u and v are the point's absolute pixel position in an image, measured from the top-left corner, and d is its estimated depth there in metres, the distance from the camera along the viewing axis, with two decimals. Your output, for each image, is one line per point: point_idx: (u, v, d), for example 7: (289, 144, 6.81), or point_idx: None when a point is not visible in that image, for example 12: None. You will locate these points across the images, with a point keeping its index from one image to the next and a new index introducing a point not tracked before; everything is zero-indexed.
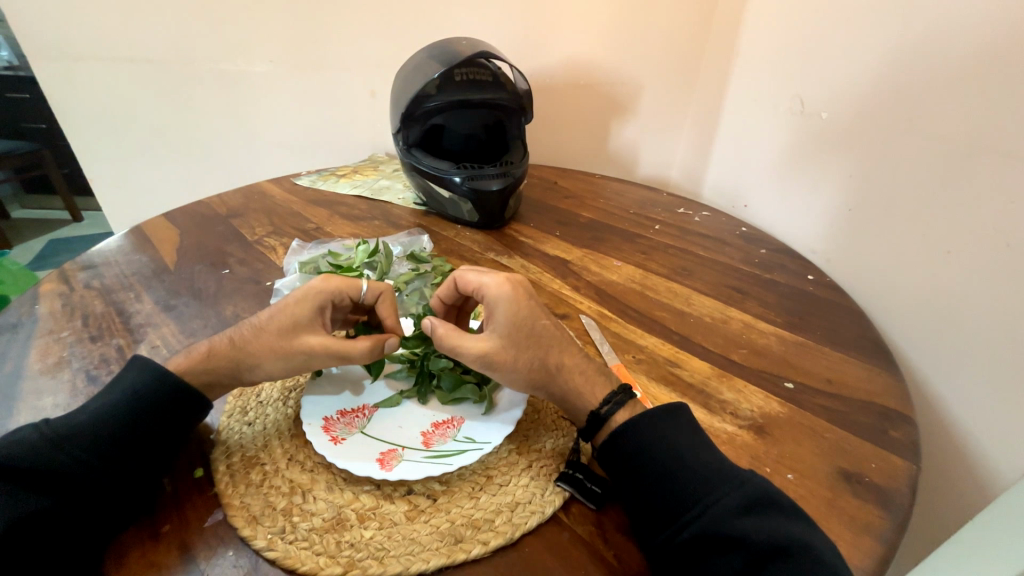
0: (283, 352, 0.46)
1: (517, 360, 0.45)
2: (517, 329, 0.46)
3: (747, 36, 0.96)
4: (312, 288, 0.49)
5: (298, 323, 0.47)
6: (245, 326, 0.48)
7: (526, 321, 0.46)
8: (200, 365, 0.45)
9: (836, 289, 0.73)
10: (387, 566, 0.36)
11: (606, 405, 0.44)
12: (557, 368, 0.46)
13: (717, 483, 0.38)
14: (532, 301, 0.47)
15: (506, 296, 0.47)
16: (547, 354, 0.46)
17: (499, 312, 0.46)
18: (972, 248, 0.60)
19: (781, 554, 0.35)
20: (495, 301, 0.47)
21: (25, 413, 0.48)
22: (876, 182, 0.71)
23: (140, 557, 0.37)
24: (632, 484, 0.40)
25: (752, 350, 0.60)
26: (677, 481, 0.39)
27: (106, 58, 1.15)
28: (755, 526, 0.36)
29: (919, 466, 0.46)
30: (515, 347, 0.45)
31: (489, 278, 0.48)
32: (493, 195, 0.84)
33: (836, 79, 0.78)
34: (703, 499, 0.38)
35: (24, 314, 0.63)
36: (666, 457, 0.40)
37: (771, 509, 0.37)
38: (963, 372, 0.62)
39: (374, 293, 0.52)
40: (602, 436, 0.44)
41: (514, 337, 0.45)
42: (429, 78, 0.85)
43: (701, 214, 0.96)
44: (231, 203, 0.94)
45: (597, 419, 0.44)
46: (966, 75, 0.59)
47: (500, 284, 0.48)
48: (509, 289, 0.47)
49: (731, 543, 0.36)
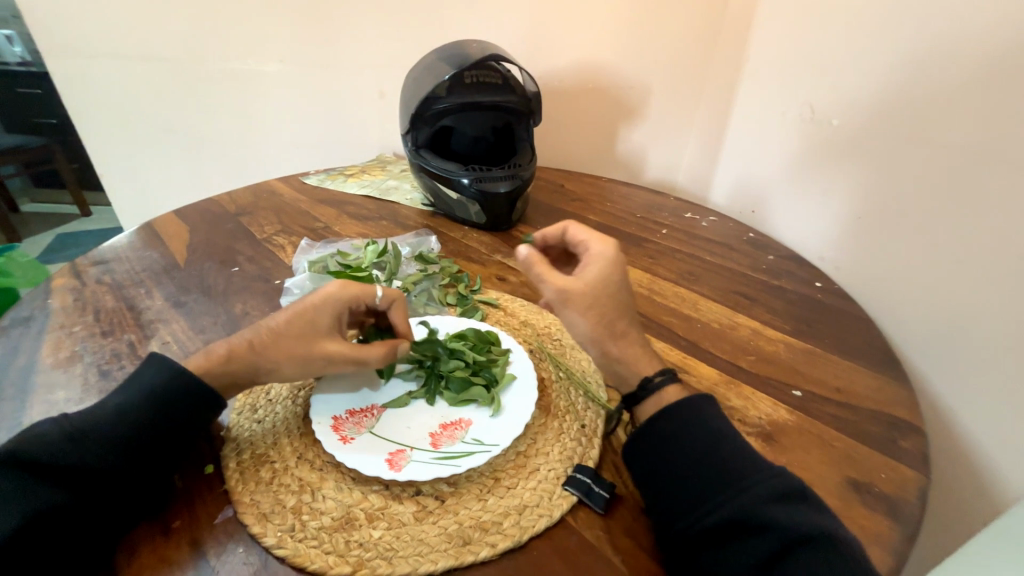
0: (301, 357, 0.46)
1: (593, 307, 0.45)
2: (605, 284, 0.46)
3: (757, 43, 0.96)
4: (328, 293, 0.49)
5: (315, 329, 0.47)
6: (262, 328, 0.48)
7: (615, 282, 0.47)
8: (220, 367, 0.45)
9: (845, 297, 0.73)
10: (396, 567, 0.36)
11: (659, 375, 0.45)
12: (619, 333, 0.46)
13: (750, 471, 0.38)
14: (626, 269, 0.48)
15: (609, 257, 0.48)
16: (617, 318, 0.46)
17: (596, 266, 0.47)
18: (983, 257, 0.60)
19: (809, 544, 0.35)
20: (596, 256, 0.48)
21: (38, 406, 0.49)
22: (886, 190, 0.71)
23: (151, 552, 0.38)
24: (662, 469, 0.40)
25: (760, 356, 0.60)
26: (709, 467, 0.39)
27: (119, 55, 1.16)
28: (786, 515, 0.36)
29: (928, 476, 0.46)
30: (596, 297, 0.45)
31: (596, 236, 0.50)
32: (502, 197, 0.84)
33: (846, 87, 0.78)
34: (735, 485, 0.38)
35: (36, 308, 0.63)
36: (700, 442, 0.40)
37: (800, 501, 0.37)
38: (973, 382, 0.62)
39: (387, 300, 0.52)
40: (647, 407, 0.44)
41: (600, 290, 0.46)
42: (439, 80, 0.85)
43: (709, 220, 0.95)
44: (240, 201, 0.95)
45: (646, 388, 0.44)
46: (980, 83, 0.59)
47: (606, 245, 0.49)
48: (610, 251, 0.49)
49: (760, 529, 0.36)
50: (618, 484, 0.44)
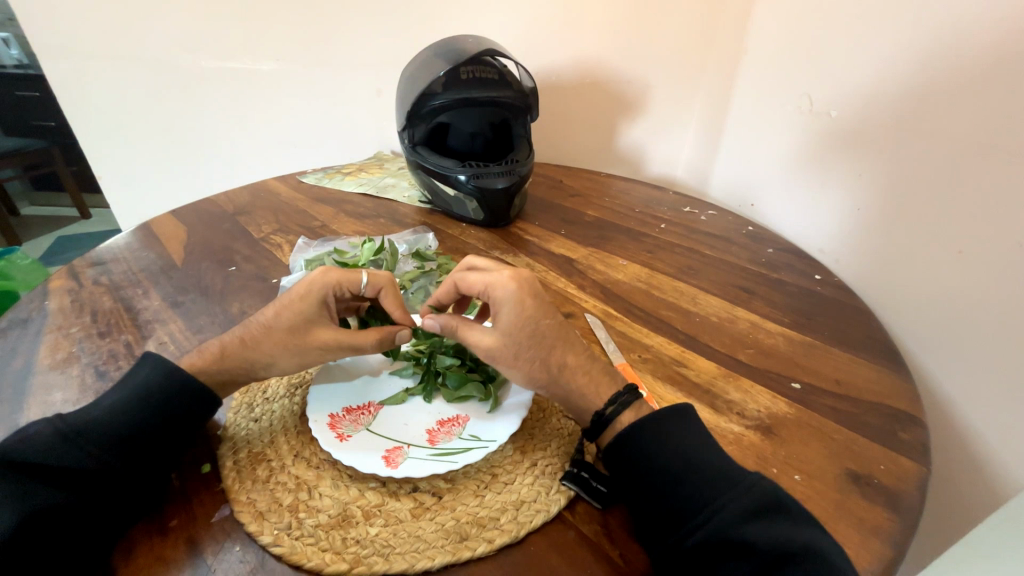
0: (295, 348, 0.47)
1: (517, 358, 0.45)
2: (520, 328, 0.45)
3: (755, 34, 0.95)
4: (313, 283, 0.48)
5: (305, 319, 0.47)
6: (253, 324, 0.48)
7: (529, 323, 0.46)
8: (213, 365, 0.46)
9: (845, 289, 0.72)
10: (392, 563, 0.36)
11: (611, 406, 0.44)
12: (559, 368, 0.45)
13: (725, 487, 0.38)
14: (537, 300, 0.46)
15: (511, 297, 0.46)
16: (550, 355, 0.45)
17: (504, 314, 0.46)
18: (982, 249, 0.60)
19: (786, 561, 0.34)
20: (499, 300, 0.46)
21: (35, 408, 0.49)
22: (886, 181, 0.71)
23: (149, 551, 0.38)
24: (639, 488, 0.40)
25: (758, 349, 0.60)
26: (683, 485, 0.39)
27: (114, 57, 1.16)
28: (762, 532, 0.36)
29: (928, 468, 0.45)
30: (516, 348, 0.45)
31: (494, 275, 0.48)
32: (499, 193, 0.84)
33: (844, 77, 0.77)
34: (710, 504, 0.37)
35: (33, 309, 0.63)
36: (672, 460, 0.40)
37: (776, 515, 0.37)
38: (973, 373, 0.62)
39: (375, 287, 0.51)
40: (607, 437, 0.44)
41: (516, 337, 0.45)
42: (435, 76, 0.85)
43: (708, 213, 0.95)
44: (237, 201, 0.95)
45: (600, 422, 0.44)
46: (979, 75, 0.59)
47: (507, 283, 0.47)
48: (512, 288, 0.46)
49: (737, 549, 0.35)
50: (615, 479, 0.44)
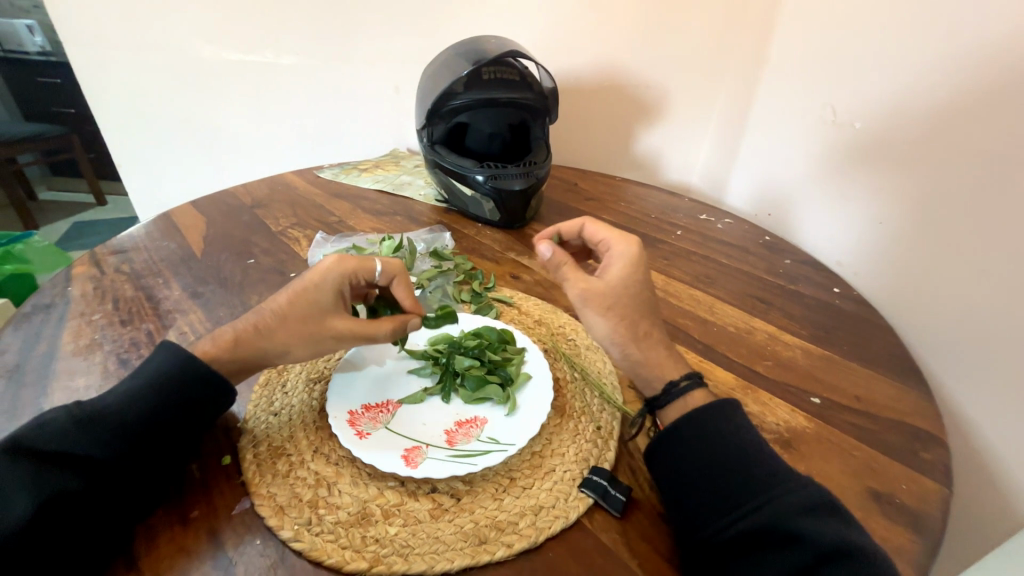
0: (310, 337, 0.47)
1: (615, 308, 0.45)
2: (626, 285, 0.46)
3: (777, 43, 0.95)
4: (327, 271, 0.48)
5: (320, 308, 0.47)
6: (266, 311, 0.48)
7: (637, 283, 0.47)
8: (227, 353, 0.46)
9: (864, 303, 0.72)
10: (412, 564, 0.36)
11: (683, 381, 0.45)
12: (643, 334, 0.46)
13: (778, 481, 0.38)
14: (648, 268, 0.48)
15: (631, 257, 0.48)
16: (638, 320, 0.46)
17: (617, 268, 0.47)
18: (1008, 268, 0.59)
19: (839, 557, 0.34)
20: (616, 255, 0.48)
21: (58, 393, 0.49)
22: (911, 195, 0.70)
23: (170, 541, 0.38)
24: (692, 473, 0.40)
25: (776, 361, 0.60)
26: (737, 474, 0.39)
27: (137, 47, 1.17)
28: (815, 526, 0.35)
29: (951, 489, 0.45)
30: (618, 297, 0.46)
31: (620, 235, 0.50)
32: (516, 195, 0.84)
33: (870, 91, 0.76)
34: (764, 493, 0.37)
35: (57, 295, 0.64)
36: (728, 450, 0.40)
37: (830, 513, 0.36)
38: (995, 394, 0.61)
39: (387, 276, 0.52)
40: (673, 413, 0.44)
41: (625, 288, 0.46)
42: (457, 76, 0.85)
43: (725, 222, 0.95)
44: (255, 193, 0.95)
45: (669, 394, 0.44)
46: (1011, 93, 0.58)
47: (628, 245, 0.49)
48: (634, 249, 0.49)
49: (789, 539, 0.35)
50: (635, 488, 0.44)
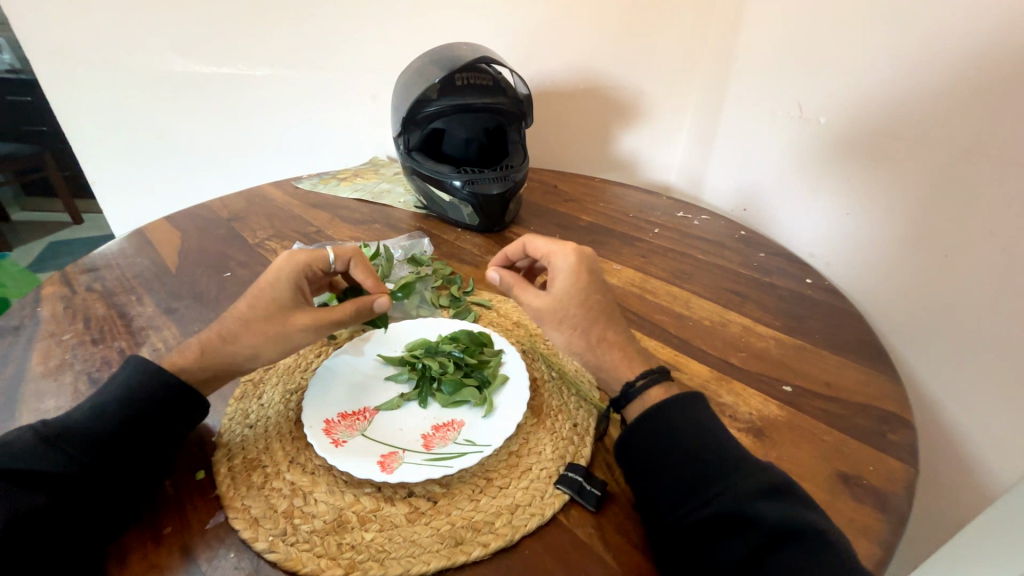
0: (277, 336, 0.46)
1: (563, 322, 0.47)
2: (572, 297, 0.47)
3: (745, 41, 0.96)
4: (282, 267, 0.48)
5: (280, 305, 0.47)
6: (228, 319, 0.48)
7: (581, 292, 0.47)
8: (197, 362, 0.46)
9: (835, 292, 0.73)
10: (388, 568, 0.36)
11: (641, 379, 0.45)
12: (597, 340, 0.47)
13: (736, 467, 0.38)
14: (594, 275, 0.48)
15: (569, 266, 0.48)
16: (590, 326, 0.47)
17: (560, 280, 0.48)
18: (968, 252, 0.61)
19: (794, 539, 0.35)
20: (558, 267, 0.49)
21: (27, 415, 0.48)
22: (875, 185, 0.72)
23: (142, 559, 0.37)
24: (652, 467, 0.40)
25: (750, 353, 0.61)
26: (698, 460, 0.39)
27: (108, 62, 1.16)
28: (772, 509, 0.36)
29: (917, 468, 0.46)
30: (562, 313, 0.47)
31: (559, 246, 0.51)
32: (493, 198, 0.84)
33: (835, 85, 0.78)
34: (721, 481, 0.38)
35: (26, 316, 0.63)
36: (691, 436, 0.40)
37: (786, 496, 0.37)
38: (959, 375, 0.62)
39: (342, 260, 0.53)
40: (633, 411, 0.44)
41: (568, 303, 0.47)
42: (429, 83, 0.86)
43: (701, 218, 0.96)
44: (232, 206, 0.95)
45: (627, 395, 0.44)
46: (964, 83, 0.60)
47: (568, 254, 0.49)
48: (573, 259, 0.49)
49: (745, 523, 0.36)
50: (610, 482, 0.44)
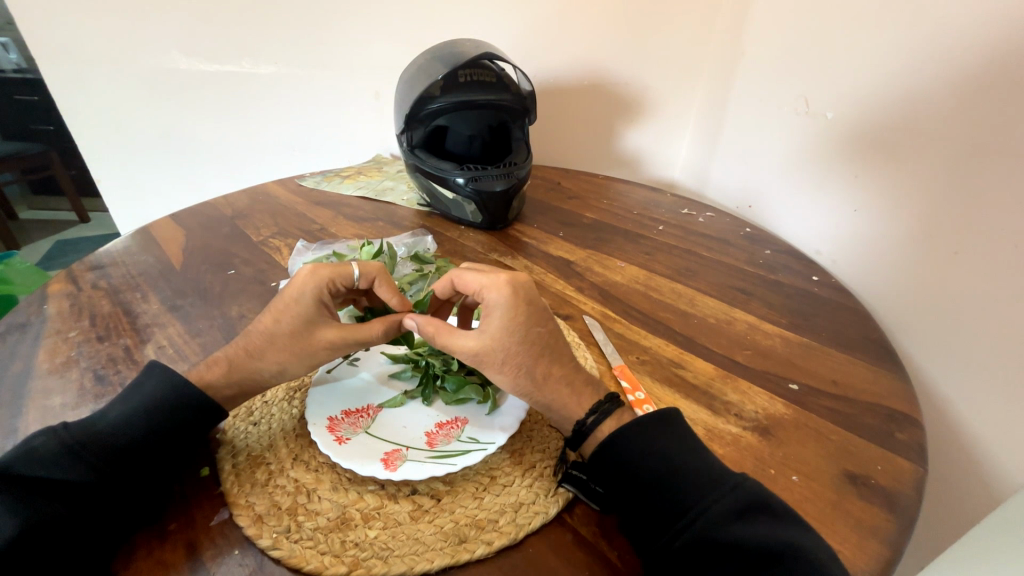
0: (301, 352, 0.47)
1: (505, 363, 0.45)
2: (511, 336, 0.45)
3: (751, 36, 0.95)
4: (304, 284, 0.47)
5: (305, 322, 0.46)
6: (254, 332, 0.48)
7: (521, 328, 0.45)
8: (224, 379, 0.46)
9: (842, 290, 0.72)
10: (391, 566, 0.36)
11: (592, 416, 0.44)
12: (542, 378, 0.45)
13: (707, 490, 0.38)
14: (532, 307, 0.45)
15: (503, 303, 0.45)
16: (533, 363, 0.45)
17: (494, 319, 0.45)
18: (977, 252, 0.60)
19: (775, 562, 0.34)
20: (491, 305, 0.46)
21: (34, 413, 0.49)
22: (883, 183, 0.71)
23: (147, 555, 0.38)
24: (624, 494, 0.40)
25: (756, 351, 0.60)
26: (666, 490, 0.39)
27: (113, 60, 1.16)
28: (747, 532, 0.36)
29: (925, 467, 0.46)
30: (504, 354, 0.44)
31: (489, 277, 0.46)
32: (497, 196, 0.84)
33: (842, 79, 0.77)
34: (695, 505, 0.38)
35: (32, 314, 0.63)
36: (657, 463, 0.40)
37: (764, 515, 0.37)
38: (967, 374, 0.62)
39: (367, 278, 0.50)
40: (588, 446, 0.44)
41: (506, 342, 0.44)
42: (433, 80, 0.85)
43: (706, 215, 0.95)
44: (236, 204, 0.95)
45: (580, 432, 0.44)
46: (975, 77, 0.58)
47: (499, 288, 0.46)
48: (506, 294, 0.45)
49: (721, 550, 0.35)
50: None
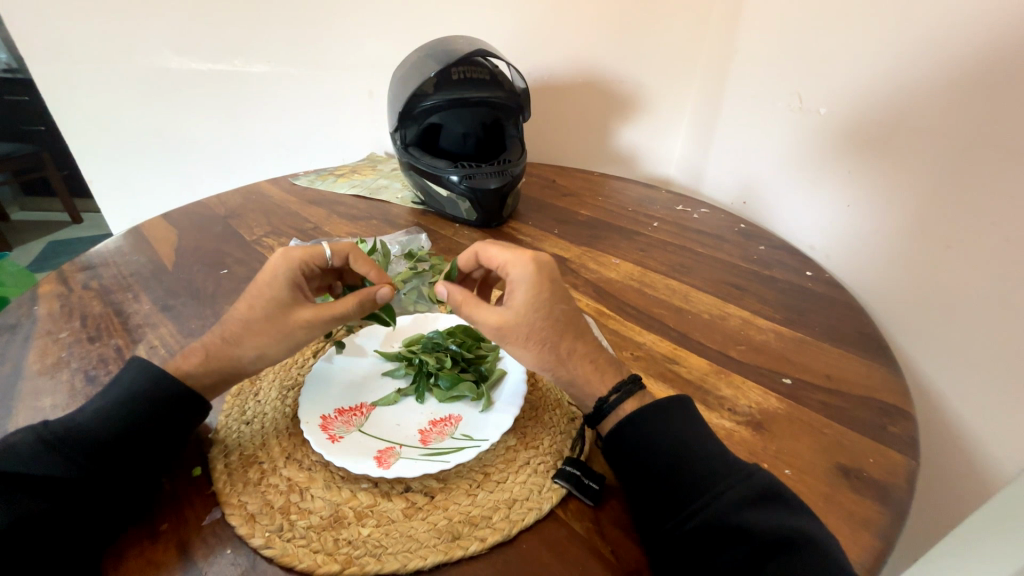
0: (280, 335, 0.46)
1: (529, 339, 0.44)
2: (535, 311, 0.44)
3: (744, 33, 0.95)
4: (275, 267, 0.47)
5: (280, 304, 0.46)
6: (230, 321, 0.47)
7: (545, 304, 0.44)
8: (201, 368, 0.45)
9: (836, 285, 0.73)
10: (385, 564, 0.36)
11: (615, 394, 0.44)
12: (566, 354, 0.44)
13: (723, 475, 0.38)
14: (556, 284, 0.45)
15: (528, 278, 0.45)
16: (558, 339, 0.44)
17: (519, 294, 0.45)
18: (969, 246, 0.60)
19: (784, 549, 0.34)
20: (516, 280, 0.45)
21: (23, 414, 0.48)
22: (876, 178, 0.71)
23: (139, 555, 0.37)
24: (639, 477, 0.40)
25: (750, 346, 0.60)
26: (682, 473, 0.39)
27: (104, 60, 1.15)
28: (760, 518, 0.36)
29: (918, 460, 0.46)
30: (528, 329, 0.44)
31: (512, 253, 0.47)
32: (491, 193, 0.84)
33: (835, 76, 0.77)
34: (710, 489, 0.38)
35: (23, 315, 0.63)
36: (674, 447, 0.40)
37: (774, 504, 0.37)
38: (959, 366, 0.62)
39: (340, 256, 0.52)
40: (608, 426, 0.43)
41: (531, 318, 0.44)
42: (426, 77, 0.85)
43: (700, 212, 0.95)
44: (229, 204, 0.94)
45: (601, 410, 0.43)
46: (967, 73, 0.59)
47: (525, 264, 0.46)
48: (531, 270, 0.45)
49: (733, 535, 0.35)
50: (607, 476, 0.44)
